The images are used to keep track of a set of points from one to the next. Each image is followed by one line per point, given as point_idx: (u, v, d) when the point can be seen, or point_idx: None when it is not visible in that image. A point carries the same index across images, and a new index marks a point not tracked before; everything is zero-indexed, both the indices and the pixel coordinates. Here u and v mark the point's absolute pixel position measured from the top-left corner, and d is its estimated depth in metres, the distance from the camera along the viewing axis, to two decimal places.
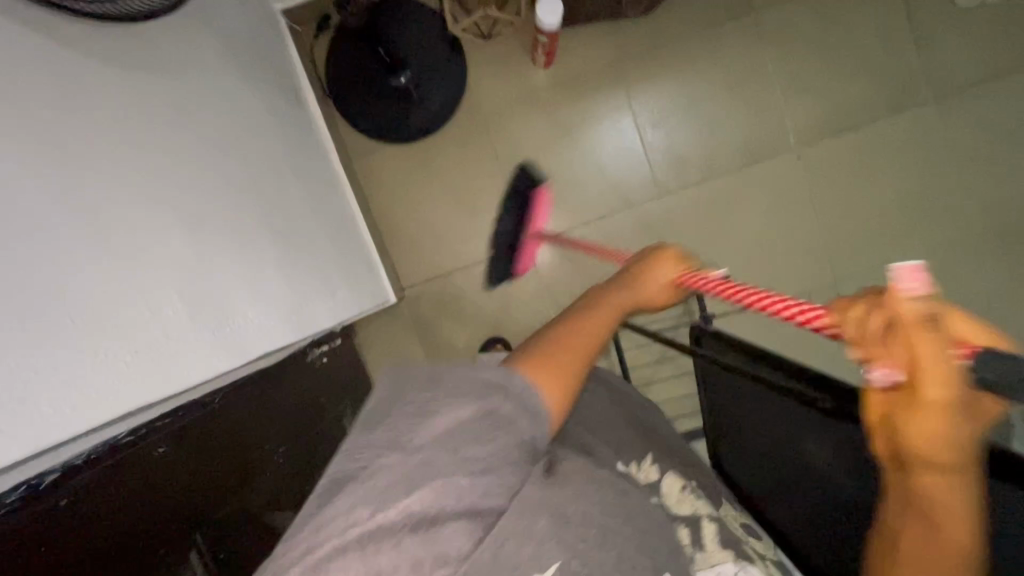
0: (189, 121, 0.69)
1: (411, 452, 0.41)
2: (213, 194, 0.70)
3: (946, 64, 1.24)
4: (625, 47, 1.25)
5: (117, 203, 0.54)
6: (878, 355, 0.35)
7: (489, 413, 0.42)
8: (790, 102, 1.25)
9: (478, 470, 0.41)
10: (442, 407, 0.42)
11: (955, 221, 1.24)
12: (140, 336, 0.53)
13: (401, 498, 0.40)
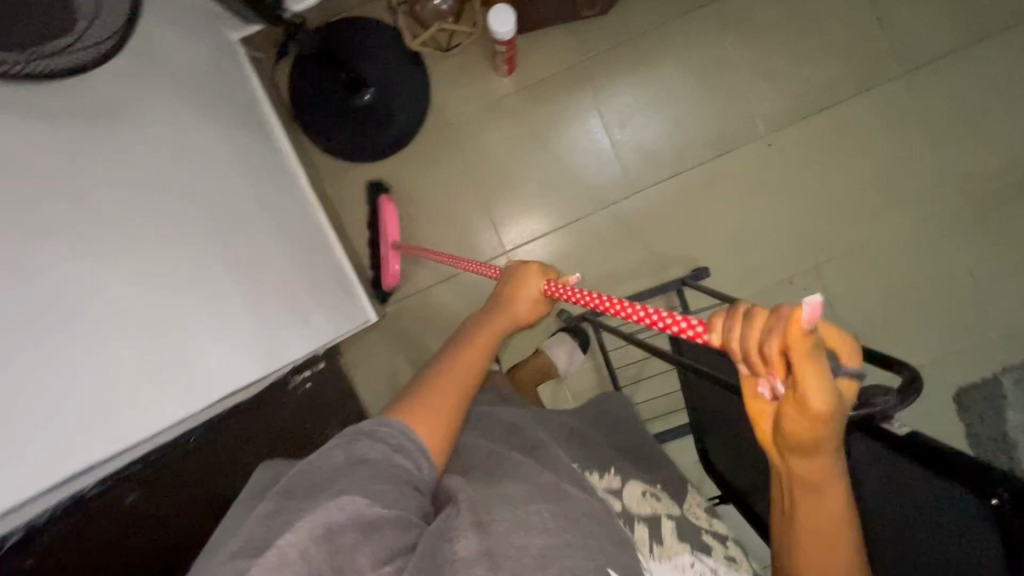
0: (142, 167, 0.70)
1: (305, 493, 0.43)
2: (163, 236, 0.69)
3: (912, 39, 1.23)
4: (587, 47, 1.25)
5: (64, 262, 0.55)
6: (764, 373, 0.39)
7: (356, 459, 0.45)
8: (758, 90, 1.25)
9: (369, 490, 0.44)
10: (324, 452, 0.46)
11: (933, 196, 1.24)
12: (87, 395, 0.54)
13: (302, 518, 0.41)
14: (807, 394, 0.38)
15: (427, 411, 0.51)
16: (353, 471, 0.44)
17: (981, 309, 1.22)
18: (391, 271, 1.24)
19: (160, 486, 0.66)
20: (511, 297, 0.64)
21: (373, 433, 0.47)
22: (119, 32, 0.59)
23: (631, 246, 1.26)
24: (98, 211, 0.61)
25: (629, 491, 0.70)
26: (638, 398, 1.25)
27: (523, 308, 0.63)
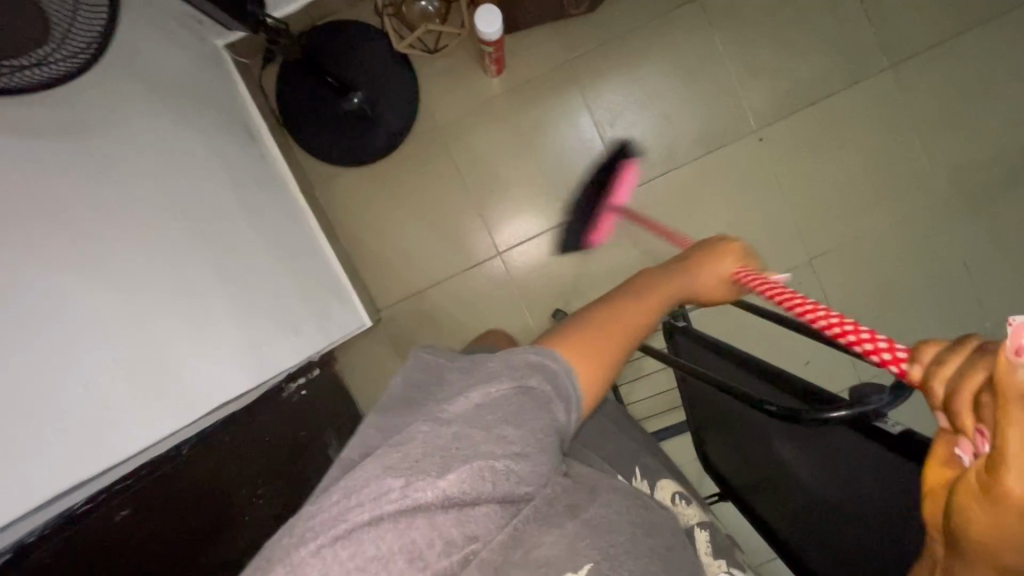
0: (123, 180, 0.69)
1: (465, 426, 0.44)
2: (146, 248, 0.68)
3: (898, 31, 1.23)
4: (575, 46, 1.24)
5: (47, 279, 0.55)
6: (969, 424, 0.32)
7: (522, 395, 0.46)
8: (747, 84, 1.25)
9: (520, 450, 0.44)
10: (497, 385, 0.46)
11: (924, 188, 1.24)
12: (71, 411, 0.53)
13: (453, 467, 0.42)
14: (1008, 472, 0.29)
15: (601, 343, 0.52)
16: (521, 412, 0.45)
17: (973, 300, 1.23)
18: (601, 231, 1.13)
19: (159, 501, 0.65)
20: (703, 269, 0.66)
21: (553, 372, 0.48)
22: (89, 54, 0.59)
23: (625, 244, 1.25)
24: (79, 225, 0.60)
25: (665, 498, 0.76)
26: (636, 396, 1.25)
27: (708, 280, 0.66)
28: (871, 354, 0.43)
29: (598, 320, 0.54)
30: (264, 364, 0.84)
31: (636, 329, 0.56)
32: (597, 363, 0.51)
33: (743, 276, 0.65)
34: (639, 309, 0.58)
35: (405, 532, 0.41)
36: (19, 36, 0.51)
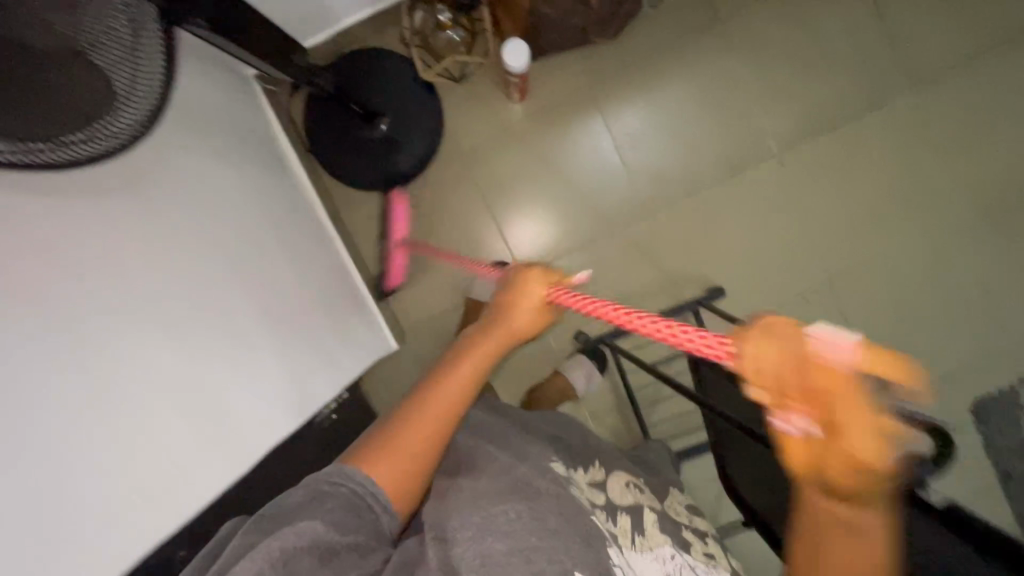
0: (171, 230, 0.72)
1: (271, 525, 0.53)
2: (191, 291, 0.71)
3: (919, 54, 1.23)
4: (599, 71, 1.25)
5: (113, 337, 0.59)
6: (789, 404, 0.37)
7: (317, 492, 0.55)
8: (768, 109, 1.25)
9: (328, 522, 0.53)
10: (296, 489, 0.56)
11: (943, 210, 1.24)
12: (136, 461, 0.58)
13: (263, 549, 0.50)
14: (850, 446, 0.35)
15: (398, 449, 0.58)
16: (322, 498, 0.55)
17: (995, 322, 1.23)
18: (396, 271, 1.25)
19: (206, 537, 0.69)
20: (514, 305, 0.66)
21: (346, 472, 0.57)
22: (143, 116, 0.59)
23: (644, 267, 1.27)
24: (138, 281, 0.64)
25: (613, 482, 0.77)
26: (656, 418, 1.27)
27: (524, 313, 0.65)
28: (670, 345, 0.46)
29: (398, 425, 0.60)
30: (301, 396, 0.86)
31: (443, 414, 0.61)
32: (397, 470, 0.58)
33: (552, 296, 0.63)
34: (443, 391, 0.62)
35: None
36: (82, 106, 0.51)
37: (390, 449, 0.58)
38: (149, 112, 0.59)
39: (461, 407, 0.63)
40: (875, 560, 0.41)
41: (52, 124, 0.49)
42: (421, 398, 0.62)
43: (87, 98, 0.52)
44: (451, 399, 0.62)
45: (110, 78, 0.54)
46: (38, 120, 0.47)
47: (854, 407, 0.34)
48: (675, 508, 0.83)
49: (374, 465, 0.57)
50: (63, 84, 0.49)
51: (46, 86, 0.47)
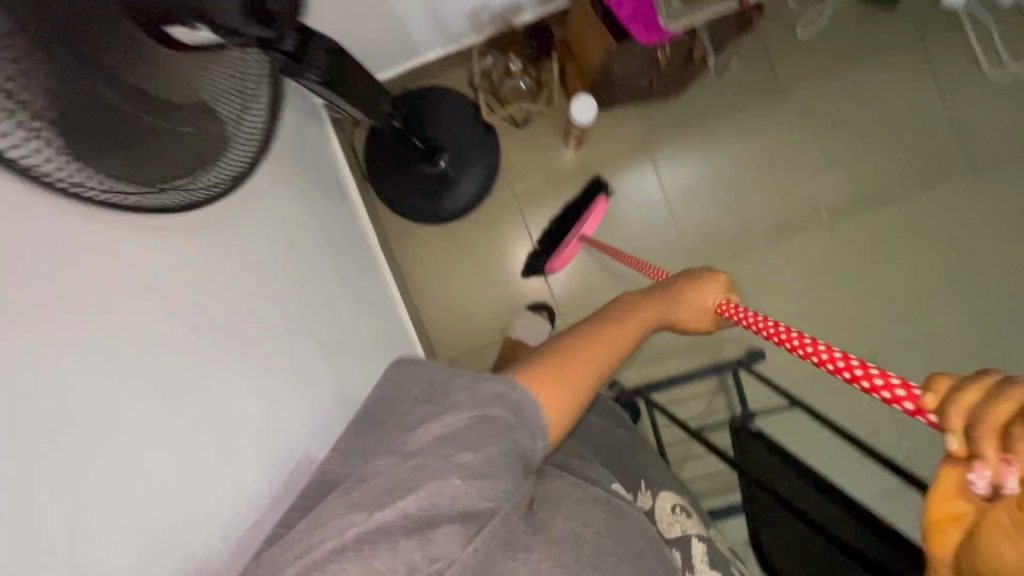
0: (236, 264, 0.74)
1: (412, 461, 0.47)
2: (253, 324, 0.73)
3: (979, 138, 1.24)
4: (657, 125, 1.27)
5: (189, 370, 0.59)
6: (984, 454, 0.27)
7: (479, 421, 0.48)
8: (821, 177, 1.26)
9: (473, 474, 0.47)
10: (454, 411, 0.49)
11: (995, 294, 1.23)
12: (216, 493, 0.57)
13: (400, 500, 0.45)
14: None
15: (571, 371, 0.55)
16: (479, 438, 0.48)
17: None
18: (563, 259, 1.27)
19: None
20: (686, 297, 0.67)
21: (511, 400, 0.50)
22: (246, 161, 0.60)
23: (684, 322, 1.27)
24: (207, 312, 0.65)
25: (665, 508, 0.75)
26: (685, 474, 1.25)
27: (689, 312, 0.68)
28: (884, 397, 0.39)
29: (568, 343, 0.57)
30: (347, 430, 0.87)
31: (612, 353, 0.58)
32: (567, 398, 0.54)
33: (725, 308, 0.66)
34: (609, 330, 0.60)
35: (366, 564, 0.43)
36: (200, 152, 0.53)
37: (562, 364, 0.55)
38: (251, 156, 0.61)
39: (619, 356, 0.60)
40: None
41: (165, 166, 0.49)
42: (591, 335, 0.58)
43: (205, 144, 0.53)
44: (615, 341, 0.59)
45: (226, 126, 0.56)
46: (156, 163, 0.48)
47: None
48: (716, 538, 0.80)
49: (545, 378, 0.53)
50: (189, 131, 0.51)
51: (171, 132, 0.49)
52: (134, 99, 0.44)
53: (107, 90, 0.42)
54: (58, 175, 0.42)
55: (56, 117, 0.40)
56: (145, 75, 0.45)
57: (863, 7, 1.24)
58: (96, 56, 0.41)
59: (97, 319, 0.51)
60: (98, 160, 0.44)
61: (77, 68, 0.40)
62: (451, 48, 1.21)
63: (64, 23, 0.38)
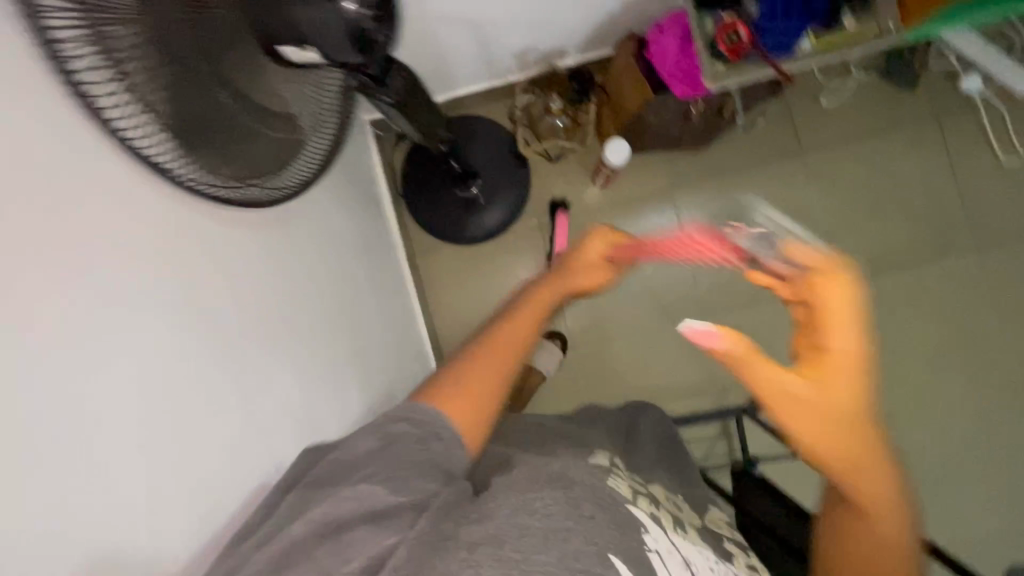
0: (284, 263, 0.78)
1: (323, 485, 0.50)
2: (292, 323, 0.77)
3: (988, 220, 1.29)
4: (682, 174, 1.33)
5: (232, 349, 0.63)
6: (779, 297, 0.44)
7: (386, 442, 0.52)
8: (835, 240, 1.31)
9: (381, 477, 0.50)
10: (360, 436, 0.53)
11: (994, 371, 1.27)
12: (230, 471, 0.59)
13: (313, 509, 0.48)
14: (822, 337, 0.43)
15: (472, 383, 0.59)
16: (386, 450, 0.52)
17: None
18: None
19: None
20: (576, 264, 0.74)
21: (411, 415, 0.55)
22: (311, 169, 0.64)
23: (692, 366, 1.31)
24: (257, 301, 0.70)
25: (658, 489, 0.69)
26: None
27: (585, 274, 0.74)
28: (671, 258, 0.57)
29: (466, 359, 0.62)
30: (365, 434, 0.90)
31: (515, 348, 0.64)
32: (472, 407, 0.58)
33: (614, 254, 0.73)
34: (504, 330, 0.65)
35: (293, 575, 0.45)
36: (277, 154, 0.58)
37: (462, 380, 0.59)
38: (321, 161, 0.66)
39: (525, 344, 0.65)
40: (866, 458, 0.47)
41: (246, 162, 0.54)
42: (484, 342, 0.64)
43: (281, 148, 0.58)
44: (513, 338, 0.64)
45: (302, 135, 0.61)
46: (240, 159, 0.53)
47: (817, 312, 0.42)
48: (715, 522, 0.73)
49: (445, 398, 0.57)
50: (277, 135, 0.56)
51: (258, 133, 0.53)
52: (240, 104, 0.50)
53: (221, 95, 0.48)
54: (149, 149, 0.47)
55: (173, 109, 0.46)
56: (253, 84, 0.50)
57: (883, 83, 1.31)
58: (220, 57, 0.46)
59: (166, 286, 0.55)
60: (188, 148, 0.48)
61: (201, 73, 0.46)
62: (495, 82, 1.26)
63: (196, 36, 0.44)
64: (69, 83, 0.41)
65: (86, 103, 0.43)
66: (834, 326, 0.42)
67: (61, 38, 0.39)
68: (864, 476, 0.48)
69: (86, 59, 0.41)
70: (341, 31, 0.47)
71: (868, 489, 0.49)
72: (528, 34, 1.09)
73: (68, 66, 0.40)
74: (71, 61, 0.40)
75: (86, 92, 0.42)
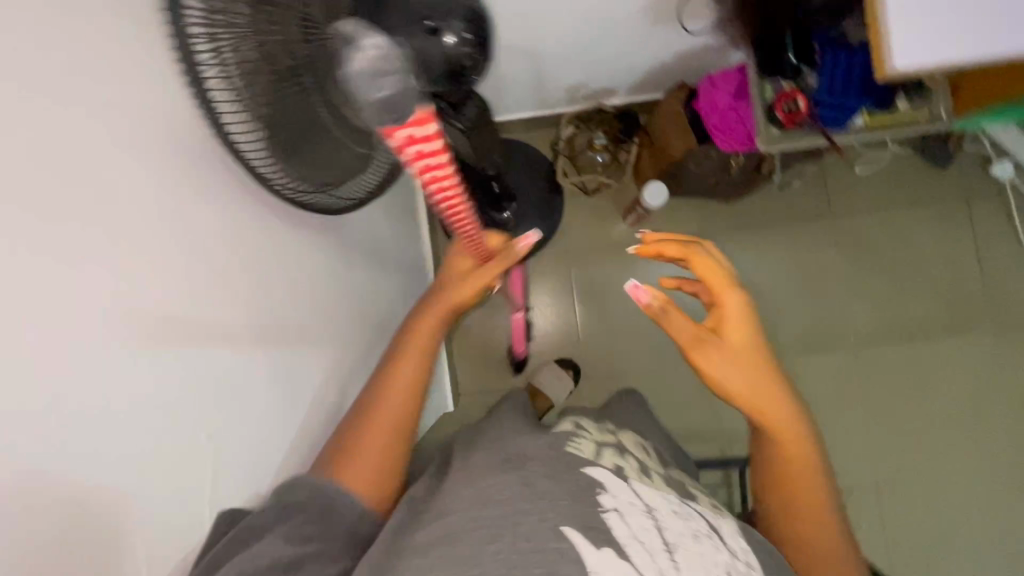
0: (327, 267, 0.79)
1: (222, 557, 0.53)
2: (317, 328, 0.80)
3: (1006, 305, 1.31)
4: (712, 222, 1.35)
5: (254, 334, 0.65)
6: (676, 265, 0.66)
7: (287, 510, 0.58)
8: (855, 306, 1.33)
9: (288, 533, 0.57)
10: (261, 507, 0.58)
11: (994, 455, 1.28)
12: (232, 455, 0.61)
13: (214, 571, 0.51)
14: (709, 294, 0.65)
15: (363, 455, 0.63)
16: (287, 514, 0.58)
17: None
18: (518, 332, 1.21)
19: None
20: (450, 283, 0.73)
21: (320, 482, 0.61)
22: (370, 187, 0.64)
23: (699, 411, 1.33)
24: (278, 299, 0.70)
25: (621, 438, 0.71)
26: None
27: (463, 290, 0.72)
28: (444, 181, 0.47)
29: (359, 429, 0.65)
30: None
31: (404, 406, 0.67)
32: (371, 470, 0.63)
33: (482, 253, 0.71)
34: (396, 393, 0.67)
35: None
36: (346, 168, 0.57)
37: (356, 453, 0.63)
38: (382, 181, 0.65)
39: (419, 396, 0.68)
40: (777, 402, 0.66)
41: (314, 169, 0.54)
42: (373, 408, 0.66)
43: (351, 164, 0.57)
44: (399, 398, 0.66)
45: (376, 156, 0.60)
46: (306, 164, 0.53)
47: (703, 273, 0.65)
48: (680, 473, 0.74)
49: (344, 476, 0.62)
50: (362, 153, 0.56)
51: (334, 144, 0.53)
52: (337, 120, 0.50)
53: (322, 109, 0.49)
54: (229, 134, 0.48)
55: (275, 114, 0.48)
56: None
57: (920, 159, 1.34)
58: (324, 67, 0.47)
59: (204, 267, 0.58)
60: (266, 141, 0.49)
61: (309, 86, 0.47)
62: (541, 112, 1.28)
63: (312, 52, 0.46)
64: (189, 74, 0.44)
65: (198, 95, 0.45)
66: (714, 288, 0.65)
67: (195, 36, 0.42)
68: (762, 399, 0.65)
69: (206, 35, 0.43)
70: (438, 62, 0.49)
71: (789, 426, 0.67)
72: (584, 73, 1.12)
73: (189, 39, 0.42)
74: (196, 57, 0.43)
75: (196, 67, 0.44)
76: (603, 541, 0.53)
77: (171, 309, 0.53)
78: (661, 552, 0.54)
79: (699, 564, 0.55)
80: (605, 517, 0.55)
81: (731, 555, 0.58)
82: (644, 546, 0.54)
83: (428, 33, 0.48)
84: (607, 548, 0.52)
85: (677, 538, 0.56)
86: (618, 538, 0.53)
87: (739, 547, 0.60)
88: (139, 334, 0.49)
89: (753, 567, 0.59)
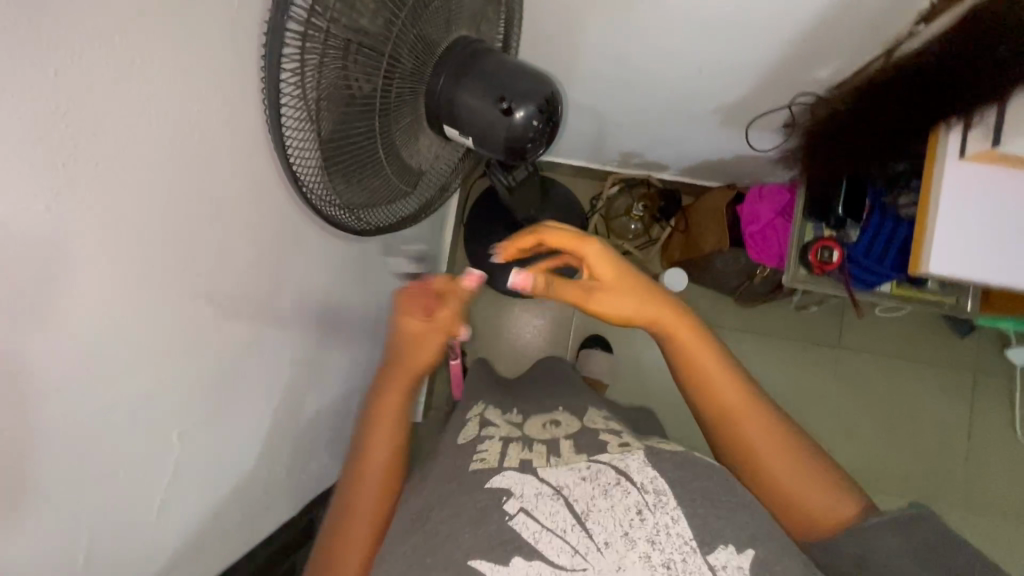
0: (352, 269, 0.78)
1: None
2: None
3: (984, 486, 1.30)
4: (723, 319, 1.35)
5: (279, 317, 0.59)
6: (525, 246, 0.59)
7: None
8: (839, 441, 1.32)
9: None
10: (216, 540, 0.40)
11: None
12: (205, 434, 0.51)
13: None
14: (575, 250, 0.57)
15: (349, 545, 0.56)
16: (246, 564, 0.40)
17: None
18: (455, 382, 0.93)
19: None
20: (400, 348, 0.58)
21: None
22: (398, 219, 0.62)
23: None
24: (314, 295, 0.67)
25: (529, 426, 0.60)
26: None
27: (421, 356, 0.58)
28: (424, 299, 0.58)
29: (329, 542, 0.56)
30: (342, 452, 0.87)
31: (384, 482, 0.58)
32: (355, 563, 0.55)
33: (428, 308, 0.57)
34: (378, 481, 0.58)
35: None
36: (380, 193, 0.56)
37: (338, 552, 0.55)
38: (410, 215, 0.63)
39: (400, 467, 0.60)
40: (689, 330, 0.59)
41: (348, 182, 0.52)
42: (349, 511, 0.57)
43: (383, 187, 0.56)
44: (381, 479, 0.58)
45: (410, 184, 0.60)
46: (343, 175, 0.50)
47: (551, 234, 0.57)
48: (592, 419, 0.61)
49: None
50: (400, 188, 0.58)
51: (372, 161, 0.52)
52: (387, 155, 0.54)
53: (380, 145, 0.52)
54: (288, 125, 0.44)
55: (338, 139, 0.47)
56: (404, 142, 0.55)
57: (939, 318, 1.34)
58: (394, 80, 0.49)
59: (235, 219, 0.49)
60: (319, 143, 0.46)
61: (376, 124, 0.50)
62: (595, 164, 1.29)
63: (388, 69, 0.48)
64: (269, 92, 0.41)
65: (270, 89, 0.41)
66: (567, 243, 0.57)
67: (283, 53, 0.41)
68: (672, 323, 0.59)
69: (307, 14, 0.40)
70: (504, 133, 0.52)
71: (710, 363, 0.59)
72: (654, 143, 1.11)
73: (292, 10, 0.39)
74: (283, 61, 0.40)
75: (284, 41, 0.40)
76: (513, 552, 0.45)
77: (165, 272, 0.42)
78: (573, 527, 0.47)
79: (609, 521, 0.47)
80: (512, 528, 0.47)
81: (642, 490, 0.48)
82: (555, 534, 0.46)
83: (501, 112, 0.51)
84: (516, 559, 0.45)
85: (586, 503, 0.48)
86: (527, 540, 0.46)
87: (648, 478, 0.49)
88: (118, 266, 0.38)
89: (666, 493, 0.48)
